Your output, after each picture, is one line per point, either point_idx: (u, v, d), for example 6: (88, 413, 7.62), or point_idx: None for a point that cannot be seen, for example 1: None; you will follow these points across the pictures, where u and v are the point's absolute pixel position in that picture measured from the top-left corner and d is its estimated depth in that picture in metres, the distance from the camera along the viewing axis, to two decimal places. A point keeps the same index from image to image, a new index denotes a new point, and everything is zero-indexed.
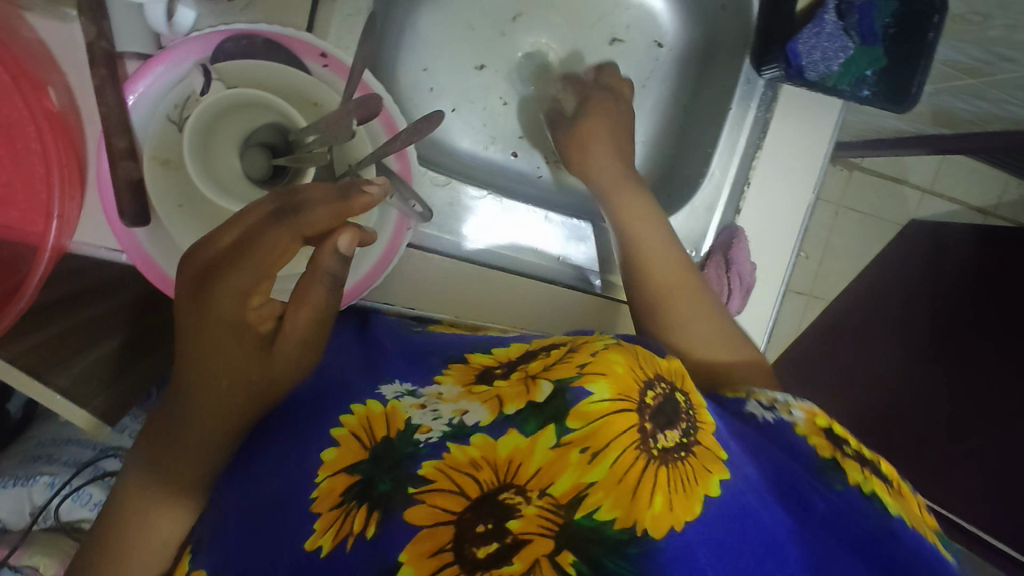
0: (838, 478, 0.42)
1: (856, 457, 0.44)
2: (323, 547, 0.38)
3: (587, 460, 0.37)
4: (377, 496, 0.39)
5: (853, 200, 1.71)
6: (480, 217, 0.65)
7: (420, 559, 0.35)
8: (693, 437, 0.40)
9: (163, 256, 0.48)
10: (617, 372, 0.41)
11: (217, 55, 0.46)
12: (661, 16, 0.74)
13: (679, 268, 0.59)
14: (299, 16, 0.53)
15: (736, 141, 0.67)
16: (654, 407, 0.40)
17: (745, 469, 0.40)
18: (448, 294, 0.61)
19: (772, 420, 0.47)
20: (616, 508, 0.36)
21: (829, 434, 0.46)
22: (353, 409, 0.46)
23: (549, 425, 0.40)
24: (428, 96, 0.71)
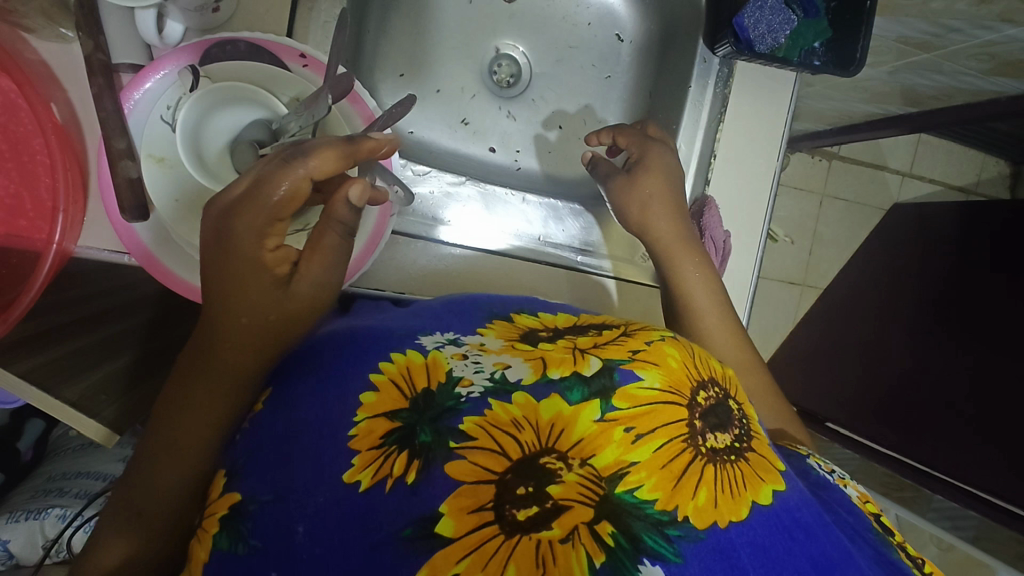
0: (889, 547, 0.43)
1: (903, 545, 0.45)
2: (362, 482, 0.39)
3: (630, 440, 0.40)
4: (419, 445, 0.39)
5: (836, 188, 1.74)
6: (463, 204, 0.69)
7: (460, 514, 0.36)
8: (744, 444, 0.43)
9: (161, 249, 0.51)
10: (669, 366, 0.45)
11: (205, 60, 0.50)
12: (621, 10, 0.78)
13: (733, 336, 0.61)
14: (278, 21, 0.57)
15: (698, 117, 0.71)
16: (704, 407, 0.43)
17: (800, 490, 0.42)
18: (433, 277, 0.65)
19: (826, 479, 0.48)
20: (657, 489, 0.39)
21: (880, 519, 0.48)
22: (394, 356, 0.45)
23: (594, 401, 0.42)
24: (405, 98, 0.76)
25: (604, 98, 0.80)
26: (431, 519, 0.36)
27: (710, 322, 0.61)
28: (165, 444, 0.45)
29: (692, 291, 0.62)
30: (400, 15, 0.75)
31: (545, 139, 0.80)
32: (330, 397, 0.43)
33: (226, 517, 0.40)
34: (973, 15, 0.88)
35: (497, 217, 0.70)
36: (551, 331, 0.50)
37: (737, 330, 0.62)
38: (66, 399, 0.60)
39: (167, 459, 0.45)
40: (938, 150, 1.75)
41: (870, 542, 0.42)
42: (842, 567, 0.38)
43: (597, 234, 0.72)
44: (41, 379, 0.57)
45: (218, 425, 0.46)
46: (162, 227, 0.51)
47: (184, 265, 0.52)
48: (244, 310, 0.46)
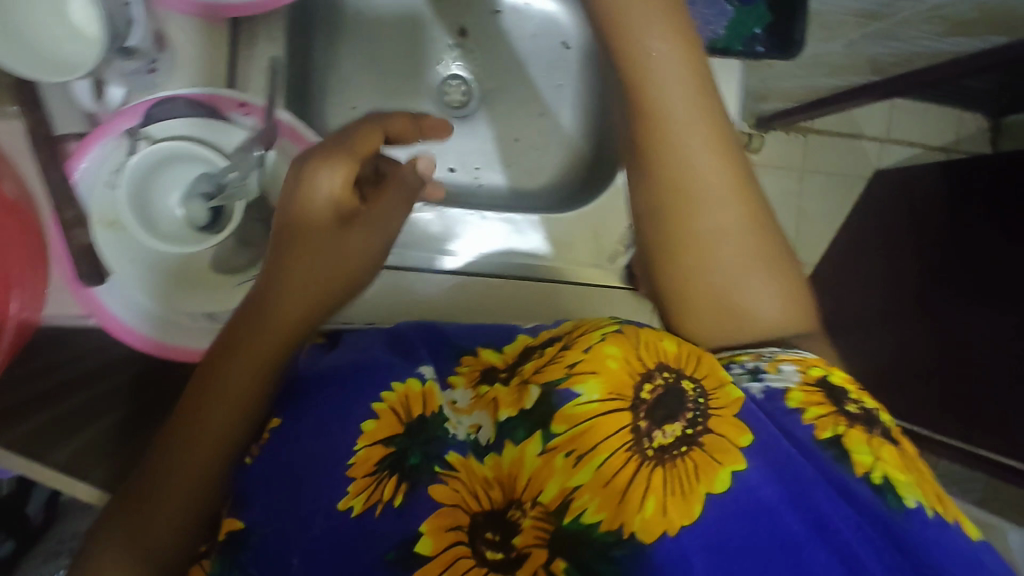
0: (847, 469, 0.41)
1: (862, 423, 0.43)
2: (355, 507, 0.43)
3: (571, 465, 0.41)
4: (408, 468, 0.44)
5: (816, 161, 1.74)
6: (426, 231, 0.70)
7: (438, 533, 0.41)
8: (698, 428, 0.41)
9: (122, 309, 0.52)
10: (610, 369, 0.43)
11: (147, 121, 0.52)
12: (562, 17, 0.79)
13: (738, 201, 0.47)
14: (219, 75, 0.57)
15: None
16: (650, 402, 0.42)
17: (765, 453, 0.40)
18: (404, 304, 0.67)
19: (761, 391, 0.45)
20: (601, 511, 0.39)
21: (822, 388, 0.44)
22: (393, 385, 0.49)
23: (535, 433, 0.43)
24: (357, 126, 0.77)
25: (557, 105, 0.81)
26: (410, 540, 0.41)
27: (706, 190, 0.47)
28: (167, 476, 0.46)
29: (688, 157, 0.46)
30: (347, 54, 0.77)
31: (504, 152, 0.81)
32: (333, 429, 0.46)
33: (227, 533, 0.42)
34: None
35: (462, 243, 0.70)
36: (508, 370, 0.50)
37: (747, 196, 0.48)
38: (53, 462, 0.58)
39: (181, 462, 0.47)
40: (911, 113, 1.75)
41: (834, 476, 0.41)
42: (807, 540, 0.39)
43: (562, 236, 0.71)
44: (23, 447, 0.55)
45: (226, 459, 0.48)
46: (124, 288, 0.52)
47: (153, 322, 0.53)
48: (332, 267, 0.50)
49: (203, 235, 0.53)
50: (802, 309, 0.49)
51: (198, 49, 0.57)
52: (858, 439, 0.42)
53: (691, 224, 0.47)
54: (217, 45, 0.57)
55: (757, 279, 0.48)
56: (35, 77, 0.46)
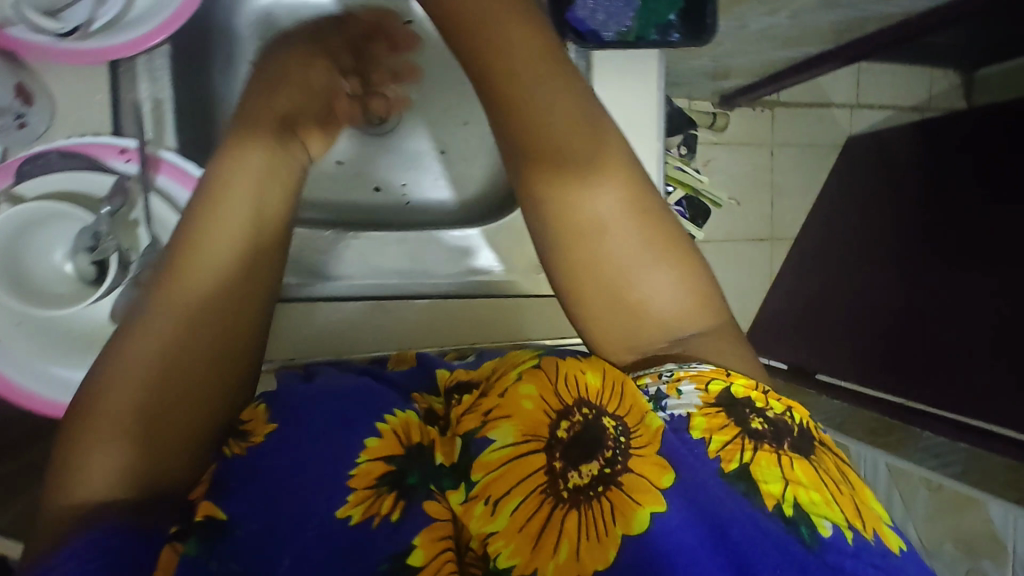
0: (757, 501, 0.38)
1: (773, 442, 0.41)
2: (354, 516, 0.40)
3: (490, 512, 0.39)
4: (407, 486, 0.41)
5: (784, 134, 1.53)
6: (351, 258, 0.67)
7: (432, 543, 0.39)
8: (617, 468, 0.40)
9: (16, 371, 0.50)
10: (524, 411, 0.42)
11: (20, 179, 0.50)
12: None
13: (617, 191, 0.47)
14: (103, 124, 0.56)
15: None
16: (567, 441, 0.41)
17: (685, 495, 0.38)
18: (341, 336, 0.64)
19: (666, 418, 0.43)
20: (516, 555, 0.37)
21: (723, 409, 0.42)
22: (396, 411, 0.45)
23: (459, 482, 0.41)
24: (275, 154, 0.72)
25: (479, 111, 0.78)
26: (402, 553, 0.38)
27: (586, 182, 0.47)
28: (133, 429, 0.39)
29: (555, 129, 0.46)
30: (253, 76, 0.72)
31: (427, 165, 0.78)
32: (332, 441, 0.43)
33: (194, 529, 0.38)
34: None
35: (382, 270, 0.68)
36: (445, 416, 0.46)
37: (626, 183, 0.48)
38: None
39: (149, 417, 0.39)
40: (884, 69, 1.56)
41: (746, 510, 0.38)
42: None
43: (503, 247, 0.70)
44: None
45: (210, 408, 0.42)
46: (13, 354, 0.50)
47: (49, 382, 0.51)
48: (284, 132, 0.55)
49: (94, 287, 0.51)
50: (696, 300, 0.49)
51: (80, 102, 0.55)
52: (766, 461, 0.40)
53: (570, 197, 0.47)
54: (100, 97, 0.55)
55: (652, 278, 0.47)
56: None
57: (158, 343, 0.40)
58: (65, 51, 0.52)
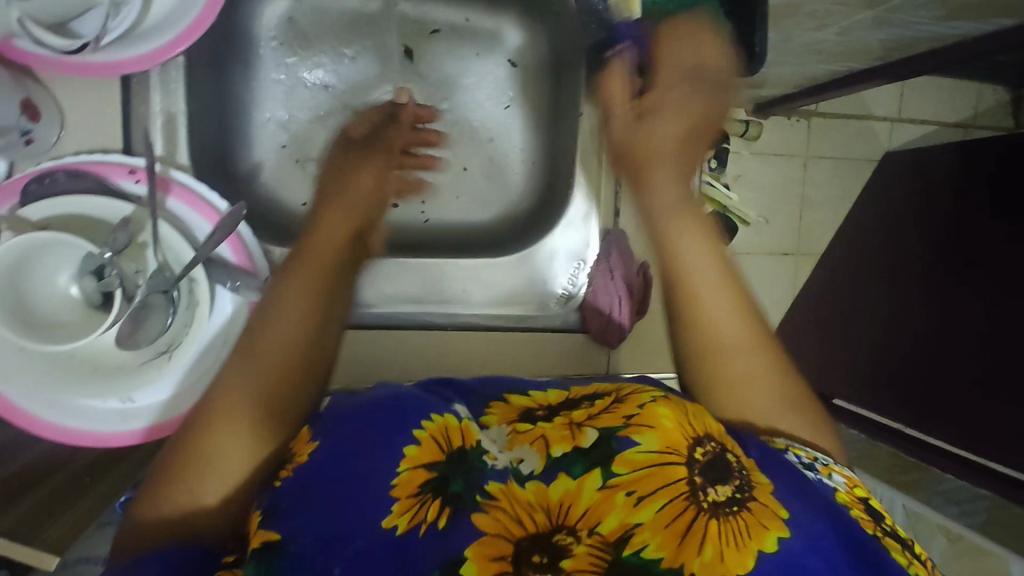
0: (891, 554, 0.40)
1: (895, 536, 0.43)
2: (399, 526, 0.40)
3: (633, 503, 0.41)
4: (450, 494, 0.42)
5: (819, 146, 1.32)
6: (368, 284, 0.65)
7: (485, 560, 0.38)
8: (748, 493, 0.41)
9: (25, 400, 0.50)
10: (664, 426, 0.44)
11: (24, 199, 0.48)
12: (510, 34, 0.73)
13: (755, 352, 0.49)
14: (112, 139, 0.54)
15: (596, 146, 0.68)
16: (704, 462, 0.42)
17: (808, 530, 0.40)
18: (375, 362, 0.63)
19: (815, 479, 0.44)
20: (661, 548, 0.39)
21: (864, 506, 0.44)
22: (433, 415, 0.47)
23: (594, 469, 0.43)
24: (283, 153, 0.69)
25: (503, 127, 0.75)
26: (454, 561, 0.38)
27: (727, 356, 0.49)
28: (225, 470, 0.43)
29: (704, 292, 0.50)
30: (264, 82, 0.68)
31: (449, 183, 0.74)
32: (379, 453, 0.43)
33: (254, 554, 0.38)
34: None
35: (398, 299, 0.66)
36: (547, 412, 0.50)
37: (763, 346, 0.50)
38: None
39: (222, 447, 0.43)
40: (929, 83, 1.38)
41: (874, 555, 0.39)
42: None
43: (538, 278, 0.68)
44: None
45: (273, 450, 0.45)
46: (25, 383, 0.49)
47: (61, 410, 0.51)
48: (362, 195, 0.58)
49: (100, 315, 0.49)
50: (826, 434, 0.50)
51: (89, 116, 0.53)
52: (895, 546, 0.42)
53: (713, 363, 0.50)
54: (112, 111, 0.53)
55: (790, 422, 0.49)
56: None
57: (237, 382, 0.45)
58: (69, 64, 0.49)
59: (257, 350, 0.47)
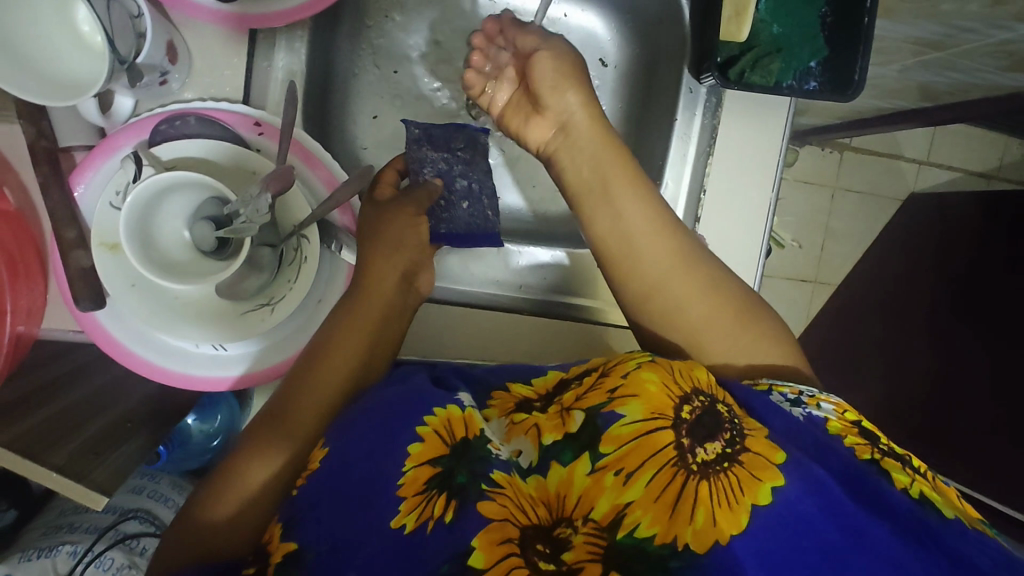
0: (886, 481, 0.41)
1: (892, 454, 0.44)
2: (407, 525, 0.41)
3: (621, 482, 0.42)
4: (455, 486, 0.43)
5: (849, 179, 1.29)
6: (452, 261, 0.68)
7: (490, 546, 0.39)
8: (738, 446, 0.42)
9: (126, 337, 0.51)
10: (649, 392, 0.44)
11: (154, 137, 0.49)
12: (603, 34, 0.75)
13: (668, 244, 0.52)
14: (235, 90, 0.54)
15: (685, 151, 0.68)
16: (691, 421, 0.43)
17: (801, 471, 0.40)
18: (460, 344, 0.64)
19: (804, 416, 0.45)
20: (654, 524, 0.40)
21: (858, 428, 0.45)
22: (436, 410, 0.47)
23: (583, 454, 0.44)
24: (372, 124, 0.70)
25: None
26: (462, 553, 0.39)
27: (638, 248, 0.53)
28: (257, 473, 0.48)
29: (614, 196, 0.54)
30: (368, 54, 0.70)
31: (527, 170, 0.74)
32: (379, 451, 0.45)
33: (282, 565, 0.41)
34: (986, 16, 0.76)
35: (475, 279, 0.68)
36: (543, 401, 0.51)
37: (676, 241, 0.53)
38: (52, 462, 0.51)
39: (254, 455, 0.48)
40: (963, 130, 1.29)
41: (869, 487, 0.40)
42: (851, 551, 0.37)
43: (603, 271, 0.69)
44: (16, 445, 0.49)
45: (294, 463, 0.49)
46: (129, 320, 0.51)
47: (152, 347, 0.52)
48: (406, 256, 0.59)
49: (215, 263, 0.49)
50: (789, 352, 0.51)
51: (216, 64, 0.53)
52: (894, 465, 0.43)
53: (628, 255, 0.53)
54: (237, 61, 0.54)
55: (717, 332, 0.51)
56: (34, 99, 0.40)
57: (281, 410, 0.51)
58: (207, 9, 0.51)
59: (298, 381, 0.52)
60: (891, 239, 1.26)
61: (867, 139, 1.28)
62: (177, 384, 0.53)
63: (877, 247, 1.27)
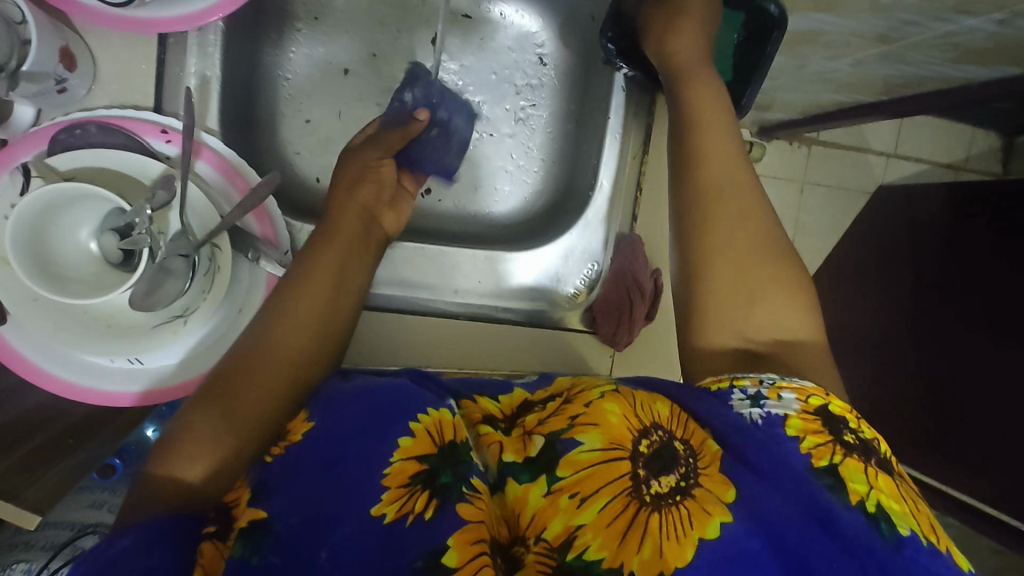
0: (839, 497, 0.38)
1: (856, 450, 0.40)
2: (388, 515, 0.37)
3: (575, 505, 0.40)
4: (439, 485, 0.38)
5: (816, 173, 1.29)
6: (384, 265, 0.65)
7: (464, 545, 0.36)
8: (692, 480, 0.40)
9: (37, 355, 0.50)
10: (609, 422, 0.42)
11: (53, 147, 0.48)
12: (542, 31, 0.74)
13: (752, 211, 0.50)
14: (144, 96, 0.53)
15: (621, 151, 0.67)
16: (648, 455, 0.41)
17: (752, 501, 0.38)
18: (400, 349, 0.63)
19: (760, 417, 0.42)
20: (603, 549, 0.38)
21: (821, 419, 0.41)
22: (431, 409, 0.43)
23: (541, 475, 0.41)
24: (305, 128, 0.69)
25: (529, 125, 0.75)
26: (436, 552, 0.35)
27: (724, 210, 0.50)
28: (245, 411, 0.41)
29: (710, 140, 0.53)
30: (300, 57, 0.69)
31: (469, 173, 0.74)
32: (369, 441, 0.40)
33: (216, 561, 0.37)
34: (926, 9, 0.72)
35: (410, 283, 0.65)
36: (508, 422, 0.47)
37: (761, 211, 0.50)
38: None
39: (241, 388, 0.42)
40: (928, 122, 1.28)
41: (822, 504, 0.38)
42: None
43: (547, 274, 0.68)
44: None
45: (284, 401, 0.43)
46: (39, 339, 0.50)
47: (64, 364, 0.51)
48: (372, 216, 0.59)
49: (121, 275, 0.48)
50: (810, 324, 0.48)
51: (122, 70, 0.52)
52: (853, 467, 0.39)
53: (707, 207, 0.51)
54: (146, 68, 0.53)
55: (767, 302, 0.48)
56: None
57: (268, 341, 0.45)
58: (118, 18, 0.50)
59: (283, 307, 0.47)
60: (859, 233, 1.25)
61: (833, 132, 1.27)
62: (94, 401, 0.52)
63: (844, 242, 1.27)
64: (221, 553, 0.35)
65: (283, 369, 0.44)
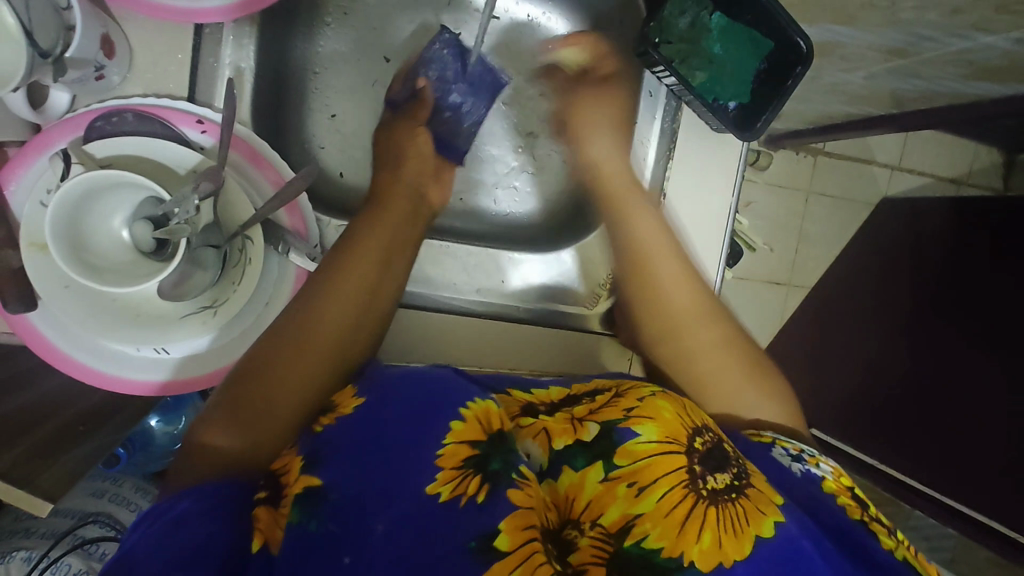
0: (873, 539, 0.40)
1: (882, 522, 0.42)
2: (442, 494, 0.38)
3: (633, 494, 0.40)
4: (495, 470, 0.39)
5: (822, 184, 1.29)
6: None
7: (516, 529, 0.37)
8: (745, 481, 0.40)
9: (65, 342, 0.50)
10: (665, 417, 0.43)
11: (89, 134, 0.47)
12: (567, 33, 0.74)
13: (691, 289, 0.55)
14: (178, 86, 0.53)
15: (644, 156, 0.68)
16: (703, 452, 0.41)
17: (803, 513, 0.39)
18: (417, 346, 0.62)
19: (802, 471, 0.45)
20: (663, 538, 0.38)
21: (853, 494, 0.44)
22: (477, 400, 0.44)
23: (597, 462, 0.42)
24: (330, 123, 0.69)
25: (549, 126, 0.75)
26: (491, 533, 0.36)
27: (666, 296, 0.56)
28: (286, 391, 0.42)
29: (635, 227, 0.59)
30: (325, 50, 0.68)
31: (490, 172, 0.74)
32: (432, 423, 0.41)
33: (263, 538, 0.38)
34: (945, 25, 0.73)
35: (433, 281, 0.67)
36: (550, 409, 0.48)
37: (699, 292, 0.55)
38: None
39: (282, 369, 0.43)
40: (933, 137, 1.30)
41: (858, 542, 0.39)
42: None
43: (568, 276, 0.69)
44: None
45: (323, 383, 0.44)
46: (69, 327, 0.50)
47: (93, 352, 0.51)
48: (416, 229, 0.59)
49: (153, 264, 0.47)
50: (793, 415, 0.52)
51: (157, 59, 0.52)
52: (881, 530, 0.41)
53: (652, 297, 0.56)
54: (181, 57, 0.53)
55: (736, 382, 0.52)
56: None
57: (306, 322, 0.45)
58: (149, 4, 0.50)
59: (326, 293, 0.47)
60: (861, 242, 1.26)
61: (839, 142, 1.28)
62: (120, 389, 0.52)
63: (849, 251, 1.26)
64: (277, 520, 0.38)
65: (324, 351, 0.45)
